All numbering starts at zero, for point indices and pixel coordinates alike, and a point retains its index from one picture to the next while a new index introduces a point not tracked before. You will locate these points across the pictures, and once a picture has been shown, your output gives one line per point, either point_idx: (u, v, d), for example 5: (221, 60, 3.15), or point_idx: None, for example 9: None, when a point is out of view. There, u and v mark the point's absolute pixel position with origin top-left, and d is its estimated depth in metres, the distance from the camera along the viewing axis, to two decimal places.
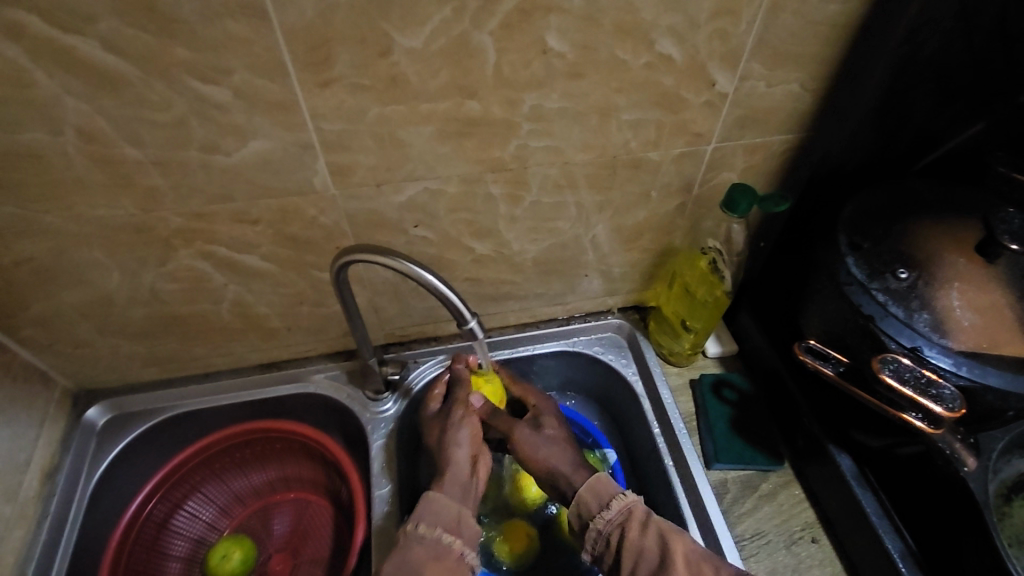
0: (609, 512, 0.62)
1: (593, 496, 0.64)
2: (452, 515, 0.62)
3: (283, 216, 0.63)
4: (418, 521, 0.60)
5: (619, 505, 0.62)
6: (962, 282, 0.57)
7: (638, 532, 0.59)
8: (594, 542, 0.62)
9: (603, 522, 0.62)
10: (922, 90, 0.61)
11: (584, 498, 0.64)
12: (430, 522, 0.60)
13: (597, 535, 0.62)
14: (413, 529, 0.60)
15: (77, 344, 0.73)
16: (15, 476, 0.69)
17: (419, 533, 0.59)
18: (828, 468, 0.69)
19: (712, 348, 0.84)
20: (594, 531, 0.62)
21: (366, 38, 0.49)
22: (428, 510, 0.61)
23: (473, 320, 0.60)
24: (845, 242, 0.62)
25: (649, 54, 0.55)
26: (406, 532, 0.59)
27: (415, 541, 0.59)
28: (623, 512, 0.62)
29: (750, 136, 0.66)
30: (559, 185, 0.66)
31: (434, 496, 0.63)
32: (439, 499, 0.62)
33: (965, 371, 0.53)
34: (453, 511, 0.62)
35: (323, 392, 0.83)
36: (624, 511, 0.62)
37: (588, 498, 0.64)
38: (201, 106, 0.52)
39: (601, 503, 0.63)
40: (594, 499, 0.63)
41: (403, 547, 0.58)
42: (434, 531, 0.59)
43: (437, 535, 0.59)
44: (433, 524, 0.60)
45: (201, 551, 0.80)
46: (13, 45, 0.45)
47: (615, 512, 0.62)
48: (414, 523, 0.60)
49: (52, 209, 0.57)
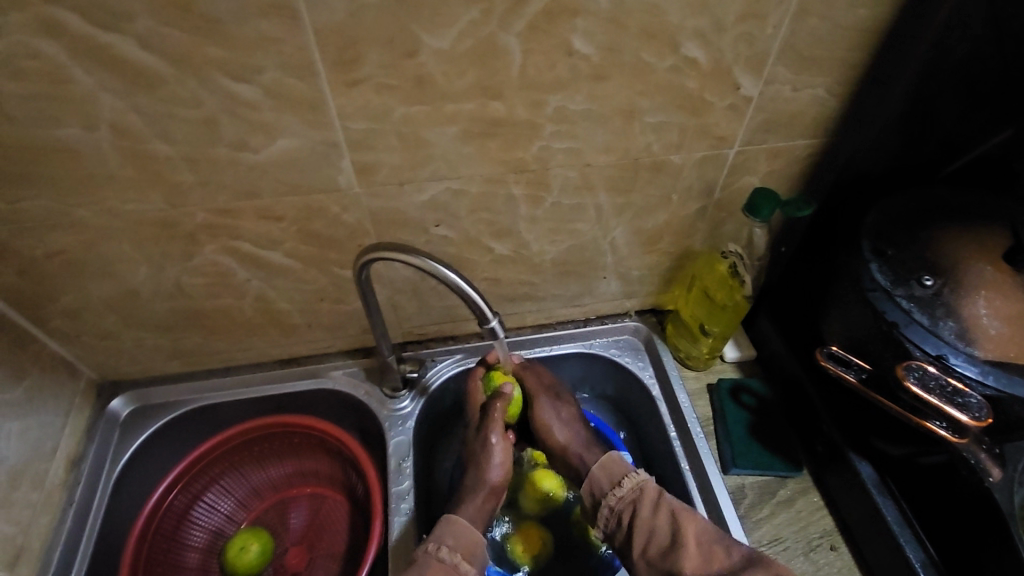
0: (620, 489, 0.63)
1: (606, 474, 0.65)
2: (472, 540, 0.62)
3: (308, 213, 0.63)
4: (440, 542, 0.60)
5: (631, 483, 0.63)
6: (990, 290, 0.56)
7: (649, 511, 0.60)
8: (606, 519, 0.63)
9: (614, 500, 0.63)
10: (950, 95, 0.60)
11: (596, 476, 0.66)
12: (451, 545, 0.60)
13: (609, 512, 0.63)
14: (433, 550, 0.60)
15: (103, 335, 0.75)
16: (42, 463, 0.71)
17: (439, 555, 0.59)
18: (848, 476, 0.68)
19: (731, 353, 0.84)
20: (607, 508, 0.63)
21: (394, 38, 0.50)
22: (450, 534, 0.61)
23: (494, 319, 0.61)
24: (869, 248, 0.62)
25: (674, 57, 0.55)
26: (426, 552, 0.60)
27: (433, 562, 0.59)
28: (634, 491, 0.62)
29: (773, 140, 0.66)
30: (580, 186, 0.66)
31: (456, 520, 0.63)
32: (462, 525, 0.63)
33: (992, 381, 0.52)
34: (473, 537, 0.62)
35: (342, 388, 0.84)
36: (634, 489, 0.63)
37: (600, 475, 0.65)
38: (232, 105, 0.53)
39: (613, 481, 0.64)
40: (607, 477, 0.65)
41: (421, 565, 0.59)
42: (454, 557, 0.59)
43: (456, 561, 0.59)
44: (454, 547, 0.60)
45: (219, 543, 0.81)
46: (55, 43, 0.47)
47: (626, 490, 0.63)
48: (435, 544, 0.61)
49: (84, 203, 0.59)
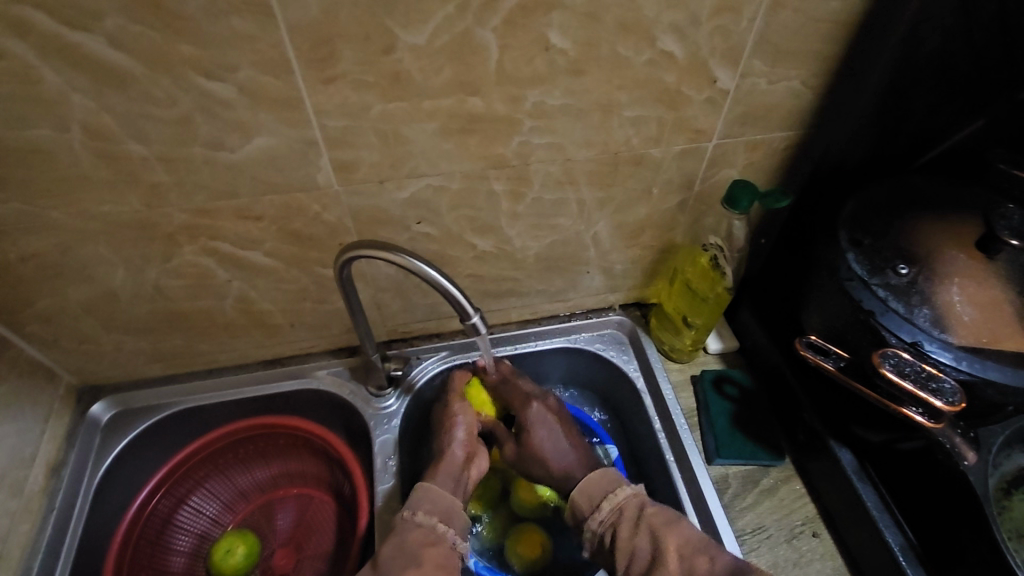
0: (600, 513, 0.63)
1: (586, 496, 0.65)
2: (448, 505, 0.63)
3: (287, 212, 0.63)
4: (416, 508, 0.62)
5: (609, 505, 0.63)
6: (962, 277, 0.57)
7: (629, 531, 0.60)
8: (590, 542, 0.64)
9: (595, 523, 0.63)
10: (922, 87, 0.61)
11: (578, 500, 0.66)
12: (427, 510, 0.62)
13: (592, 535, 0.63)
14: (411, 516, 0.61)
15: (82, 340, 0.74)
16: (20, 469, 0.70)
17: (416, 520, 0.61)
18: (829, 463, 0.69)
19: (713, 345, 0.84)
20: (590, 532, 0.63)
21: (370, 35, 0.50)
22: (425, 499, 0.63)
23: (476, 315, 0.60)
24: (845, 238, 0.62)
25: (651, 51, 0.55)
26: (404, 518, 0.61)
27: (411, 527, 0.60)
28: (613, 512, 0.62)
29: (751, 132, 0.66)
30: (561, 181, 0.66)
31: (431, 487, 0.64)
32: (437, 490, 0.64)
33: (965, 366, 0.54)
34: (448, 502, 0.64)
35: (326, 388, 0.84)
36: (614, 510, 0.63)
37: (581, 499, 0.65)
38: (206, 104, 0.52)
39: (592, 504, 0.64)
40: (587, 500, 0.65)
41: (400, 532, 0.60)
42: (431, 519, 0.61)
43: (433, 523, 0.61)
44: (431, 511, 0.62)
45: (205, 546, 0.80)
46: (21, 42, 0.46)
47: (606, 512, 0.63)
48: (411, 510, 0.62)
49: (58, 206, 0.58)
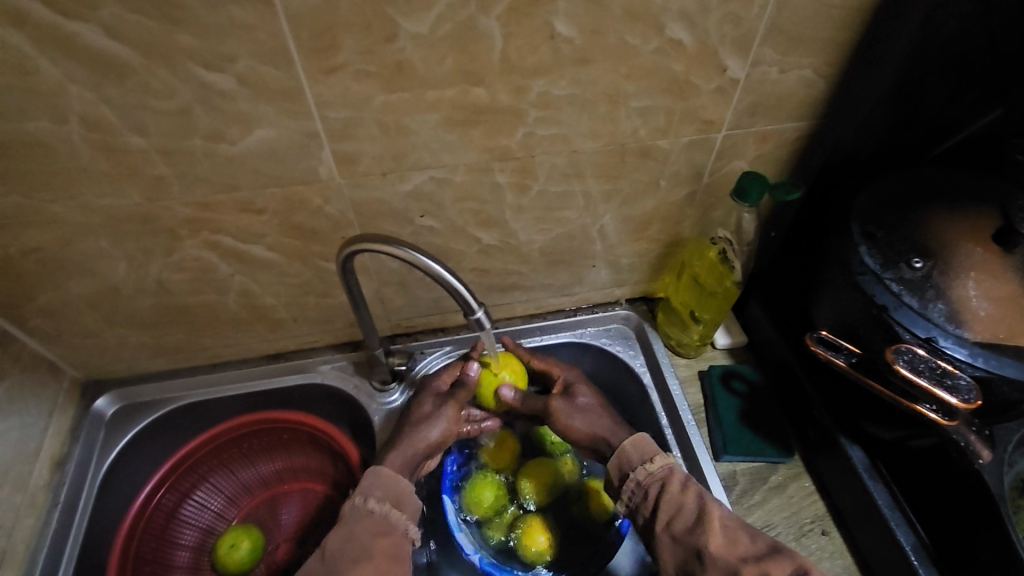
0: (651, 465, 0.63)
1: (636, 451, 0.65)
2: (401, 490, 0.63)
3: (290, 205, 0.62)
4: (368, 495, 0.61)
5: (661, 463, 0.63)
6: (979, 272, 0.56)
7: (677, 489, 0.60)
8: (631, 493, 0.63)
9: (642, 474, 0.63)
10: (938, 75, 0.60)
11: (626, 451, 0.66)
12: (379, 496, 0.62)
13: (635, 486, 0.63)
14: (363, 503, 0.61)
15: (85, 334, 0.73)
16: (24, 464, 0.70)
17: (368, 507, 0.60)
18: (839, 460, 0.68)
19: (721, 339, 0.83)
20: (633, 482, 0.63)
21: (371, 24, 0.48)
22: (377, 485, 0.63)
23: (480, 310, 0.59)
24: (858, 231, 0.61)
25: (659, 39, 0.54)
26: (356, 505, 0.61)
27: (362, 515, 0.60)
28: (664, 469, 0.62)
29: (762, 123, 0.65)
30: (567, 174, 0.65)
31: (384, 471, 0.64)
32: (390, 474, 0.64)
33: (981, 362, 0.52)
34: (401, 487, 0.64)
35: (330, 383, 0.83)
36: (665, 468, 0.62)
37: (631, 451, 0.65)
38: (206, 95, 0.51)
39: (643, 458, 0.64)
40: (636, 453, 0.65)
41: (351, 520, 0.59)
42: (383, 506, 0.61)
43: (386, 510, 0.61)
44: (383, 498, 0.62)
45: (210, 540, 0.80)
46: (16, 32, 0.45)
47: (657, 467, 0.63)
48: (363, 497, 0.61)
49: (58, 199, 0.57)
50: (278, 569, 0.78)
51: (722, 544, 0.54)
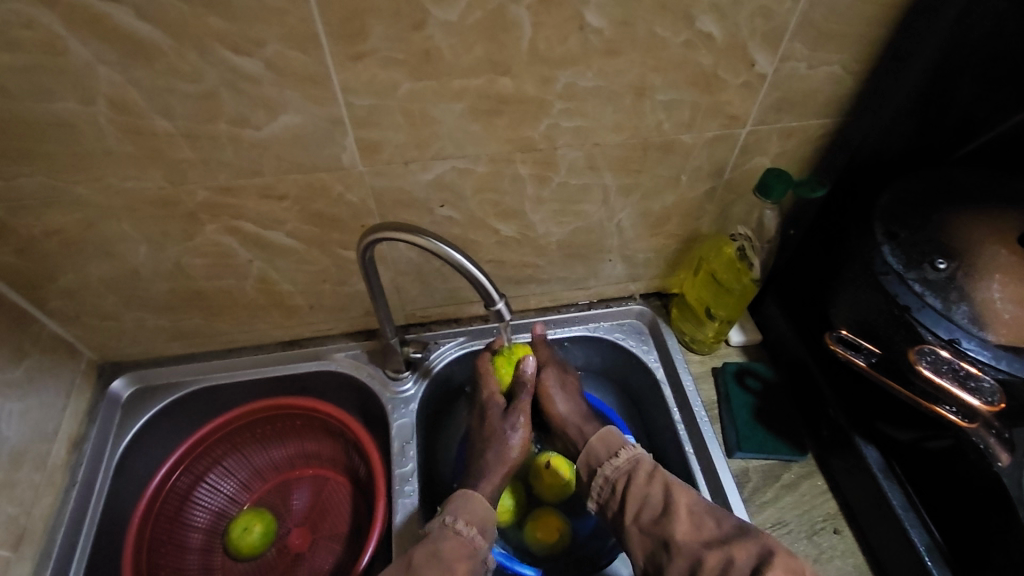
0: (617, 459, 0.64)
1: (604, 445, 0.66)
2: (488, 517, 0.63)
3: (310, 192, 0.62)
4: (457, 516, 0.62)
5: (627, 455, 0.64)
6: (1004, 274, 0.55)
7: (644, 481, 0.61)
8: (600, 488, 0.64)
9: (610, 469, 0.64)
10: (969, 74, 0.59)
11: (594, 446, 0.67)
12: (467, 519, 0.62)
13: (604, 482, 0.64)
14: (451, 523, 0.61)
15: (103, 316, 0.74)
16: (43, 444, 0.71)
17: (456, 528, 0.60)
18: (853, 460, 0.69)
19: (735, 337, 0.83)
20: (601, 478, 0.64)
21: (402, 11, 0.48)
22: (465, 508, 0.63)
23: (501, 301, 0.59)
24: (882, 230, 0.60)
25: (689, 31, 0.53)
26: (445, 524, 0.61)
27: (450, 534, 0.60)
28: (630, 461, 0.64)
29: (787, 119, 0.64)
30: (587, 167, 0.65)
31: (472, 495, 0.64)
32: (479, 501, 0.64)
33: (1004, 365, 0.52)
34: (488, 514, 0.63)
35: (344, 370, 0.84)
36: (631, 460, 0.64)
37: (598, 446, 0.66)
38: (232, 79, 0.51)
39: (610, 452, 0.65)
40: (603, 449, 0.66)
41: (438, 538, 0.60)
42: (471, 530, 0.61)
43: (472, 535, 0.61)
44: (470, 521, 0.62)
45: (222, 523, 0.81)
46: (48, 12, 0.45)
47: (623, 461, 0.64)
48: (451, 517, 0.62)
49: (82, 180, 0.57)
50: (289, 553, 0.78)
51: (687, 532, 0.57)
